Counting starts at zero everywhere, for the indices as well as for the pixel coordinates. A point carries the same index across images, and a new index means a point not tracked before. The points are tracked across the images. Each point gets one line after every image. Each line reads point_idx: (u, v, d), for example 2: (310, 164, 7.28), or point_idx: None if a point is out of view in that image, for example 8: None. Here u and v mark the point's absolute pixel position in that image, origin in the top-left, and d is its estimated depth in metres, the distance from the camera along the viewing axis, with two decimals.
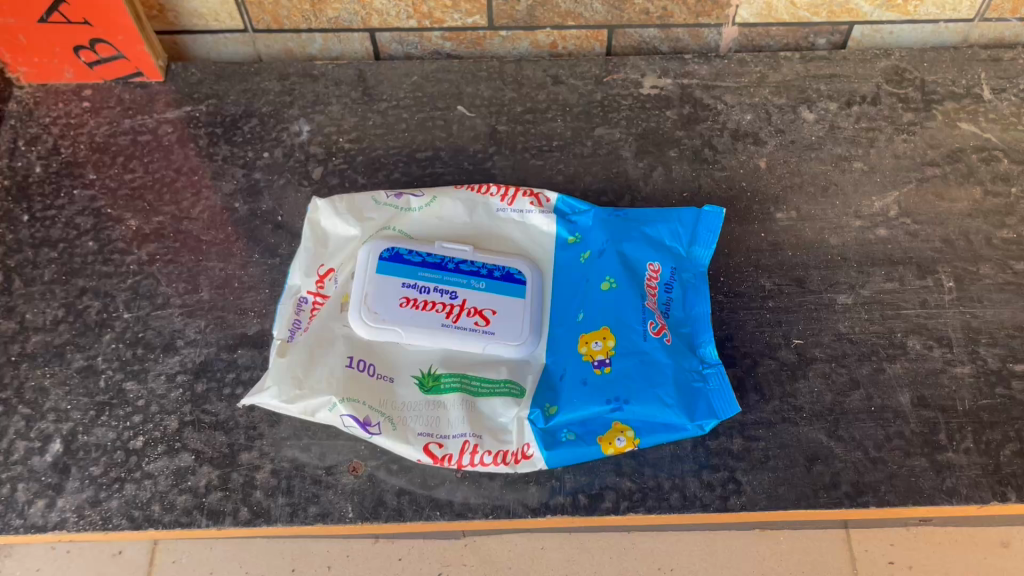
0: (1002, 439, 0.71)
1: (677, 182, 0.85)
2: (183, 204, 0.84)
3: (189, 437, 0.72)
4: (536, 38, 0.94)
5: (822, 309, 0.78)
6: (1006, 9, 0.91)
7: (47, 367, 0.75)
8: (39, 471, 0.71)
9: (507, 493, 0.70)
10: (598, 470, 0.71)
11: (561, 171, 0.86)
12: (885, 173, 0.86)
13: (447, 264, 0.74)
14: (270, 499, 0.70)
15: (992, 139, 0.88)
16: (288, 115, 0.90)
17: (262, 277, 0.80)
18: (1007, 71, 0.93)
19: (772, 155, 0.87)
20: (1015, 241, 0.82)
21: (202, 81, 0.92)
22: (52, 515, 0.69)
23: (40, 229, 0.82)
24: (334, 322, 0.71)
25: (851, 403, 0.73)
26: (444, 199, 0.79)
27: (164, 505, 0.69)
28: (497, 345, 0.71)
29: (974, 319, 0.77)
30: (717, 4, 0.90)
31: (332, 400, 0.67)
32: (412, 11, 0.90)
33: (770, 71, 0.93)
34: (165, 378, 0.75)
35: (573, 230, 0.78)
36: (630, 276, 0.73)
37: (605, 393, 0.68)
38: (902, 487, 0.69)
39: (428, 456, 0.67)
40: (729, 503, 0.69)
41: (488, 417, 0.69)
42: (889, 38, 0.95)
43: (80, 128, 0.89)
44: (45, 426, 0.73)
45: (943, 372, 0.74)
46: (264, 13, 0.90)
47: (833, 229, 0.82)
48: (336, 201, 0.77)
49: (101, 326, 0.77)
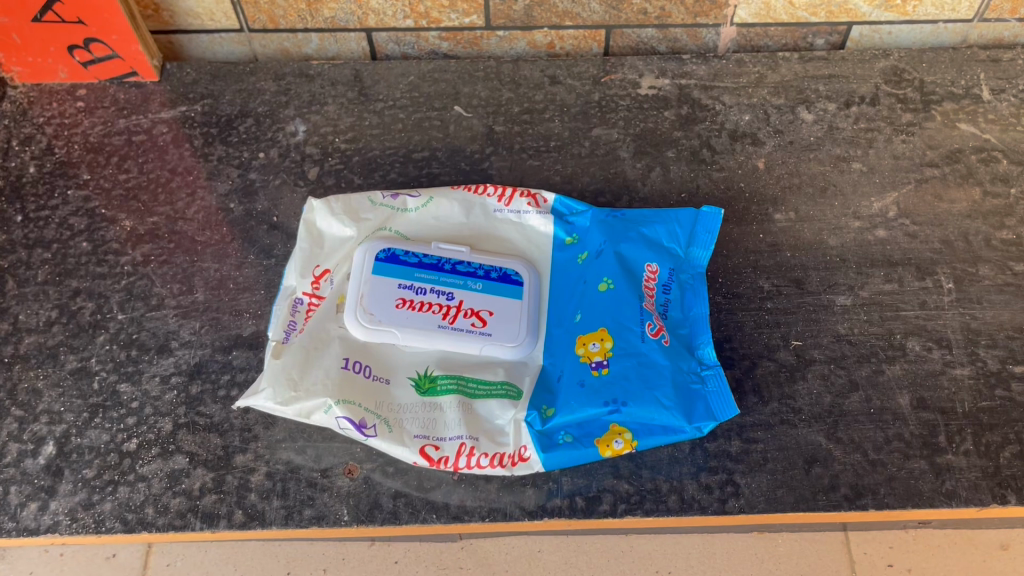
0: (1002, 441, 0.71)
1: (675, 183, 0.85)
2: (178, 204, 0.84)
3: (183, 440, 0.71)
4: (534, 38, 0.94)
5: (821, 310, 0.77)
6: (1005, 9, 0.91)
7: (40, 368, 0.75)
8: (32, 473, 0.70)
9: (504, 496, 0.69)
10: (596, 473, 0.70)
11: (558, 172, 0.86)
12: (884, 174, 0.85)
13: (444, 265, 0.73)
14: (265, 502, 0.69)
15: (991, 140, 0.88)
16: (284, 115, 0.90)
17: (257, 278, 0.80)
18: (1006, 71, 0.92)
19: (770, 156, 0.87)
20: (1014, 242, 0.81)
21: (197, 80, 0.92)
22: (45, 518, 0.69)
23: (34, 230, 0.82)
24: (330, 323, 0.71)
25: (850, 405, 0.73)
26: (441, 200, 0.79)
27: (157, 508, 0.69)
28: (494, 346, 0.70)
29: (974, 320, 0.77)
30: (715, 4, 0.90)
31: (327, 402, 0.66)
32: (409, 11, 0.90)
33: (769, 71, 0.92)
34: (159, 380, 0.74)
35: (571, 231, 0.78)
36: (628, 277, 0.73)
37: (603, 395, 0.67)
38: (901, 490, 0.69)
39: (424, 459, 0.66)
40: (727, 506, 0.68)
41: (485, 419, 0.68)
42: (887, 38, 0.95)
43: (75, 128, 0.88)
44: (38, 428, 0.72)
45: (943, 374, 0.74)
46: (260, 12, 0.90)
47: (832, 230, 0.82)
48: (332, 202, 0.77)
49: (95, 327, 0.77)
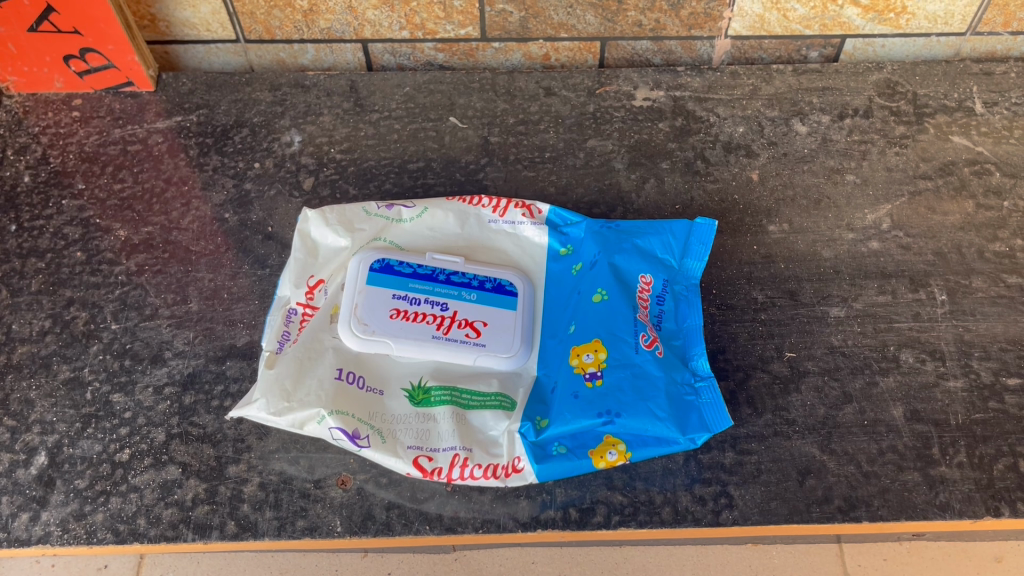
0: (996, 454, 0.71)
1: (669, 195, 0.85)
2: (173, 214, 0.84)
3: (176, 450, 0.71)
4: (529, 50, 0.94)
5: (814, 322, 0.77)
6: (998, 22, 0.92)
7: (33, 378, 0.75)
8: (24, 484, 0.70)
9: (498, 507, 0.69)
10: (589, 484, 0.70)
11: (553, 183, 0.86)
12: (878, 186, 0.86)
13: (438, 276, 0.73)
14: (258, 513, 0.69)
15: (984, 152, 0.88)
16: (280, 126, 0.90)
17: (252, 288, 0.80)
18: (998, 85, 0.93)
19: (764, 168, 0.87)
20: (1007, 254, 0.82)
21: (193, 91, 0.92)
22: (36, 529, 0.68)
23: (28, 239, 0.82)
24: (324, 333, 0.71)
25: (844, 416, 0.73)
26: (436, 210, 0.79)
27: (150, 519, 0.68)
28: (488, 357, 0.70)
29: (967, 332, 0.77)
30: (709, 17, 0.91)
31: (320, 413, 0.66)
32: (405, 23, 0.90)
33: (764, 83, 0.93)
34: (152, 390, 0.74)
35: (565, 242, 0.78)
36: (622, 287, 0.73)
37: (597, 406, 0.67)
38: (895, 502, 0.69)
39: (417, 470, 0.66)
40: (721, 517, 0.68)
41: (479, 431, 0.68)
42: (881, 51, 0.96)
43: (71, 138, 0.88)
44: (30, 438, 0.72)
45: (936, 386, 0.74)
46: (256, 23, 0.90)
47: (826, 242, 0.82)
48: (327, 212, 0.77)
49: (88, 337, 0.77)
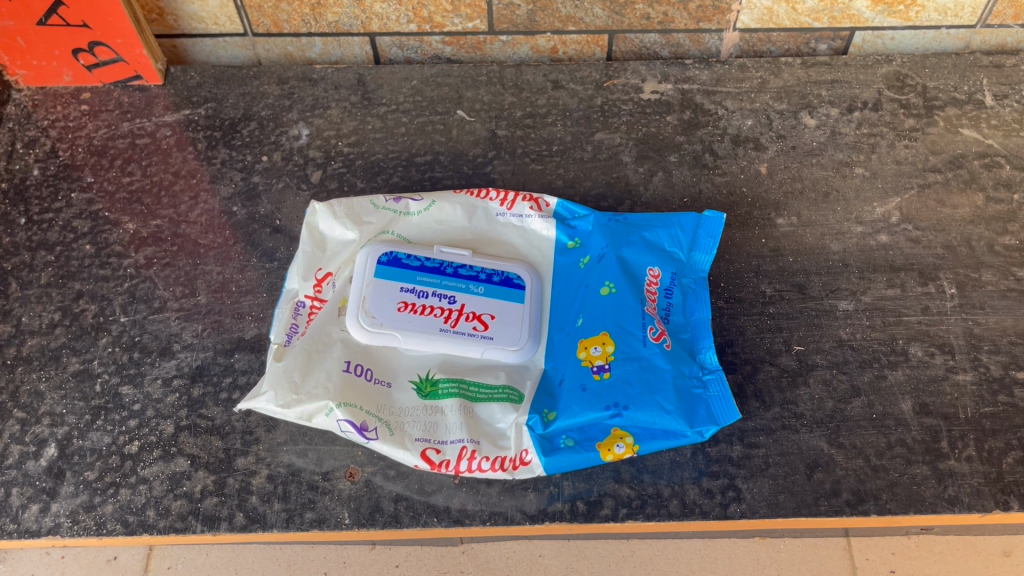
0: (1005, 447, 0.71)
1: (677, 188, 0.85)
2: (181, 208, 0.84)
3: (185, 442, 0.72)
4: (537, 43, 0.94)
5: (823, 315, 0.77)
6: (1008, 15, 0.91)
7: (42, 370, 0.75)
8: (33, 475, 0.70)
9: (505, 500, 0.69)
10: (597, 477, 0.70)
11: (560, 176, 0.86)
12: (887, 179, 0.85)
13: (446, 269, 0.73)
14: (266, 505, 0.69)
15: (994, 145, 0.88)
16: (287, 119, 0.90)
17: (260, 281, 0.80)
18: (1009, 77, 0.92)
19: (772, 161, 0.87)
20: (1017, 247, 0.81)
21: (201, 84, 0.92)
22: (46, 520, 0.69)
23: (37, 233, 0.82)
24: (333, 326, 0.71)
25: (852, 410, 0.72)
26: (443, 203, 0.79)
27: (159, 510, 0.69)
28: (496, 349, 0.70)
29: (976, 326, 0.77)
30: (717, 9, 0.90)
31: (328, 405, 0.66)
32: (413, 16, 0.90)
33: (772, 76, 0.93)
34: (160, 383, 0.74)
35: (573, 235, 0.78)
36: (630, 281, 0.73)
37: (604, 399, 0.67)
38: (903, 495, 0.69)
39: (426, 462, 0.66)
40: (729, 510, 0.68)
41: (487, 423, 0.68)
42: (890, 44, 0.95)
43: (79, 131, 0.88)
44: (40, 430, 0.72)
45: (945, 380, 0.74)
46: (264, 17, 0.90)
47: (834, 235, 0.82)
48: (335, 205, 0.77)
49: (97, 330, 0.77)
